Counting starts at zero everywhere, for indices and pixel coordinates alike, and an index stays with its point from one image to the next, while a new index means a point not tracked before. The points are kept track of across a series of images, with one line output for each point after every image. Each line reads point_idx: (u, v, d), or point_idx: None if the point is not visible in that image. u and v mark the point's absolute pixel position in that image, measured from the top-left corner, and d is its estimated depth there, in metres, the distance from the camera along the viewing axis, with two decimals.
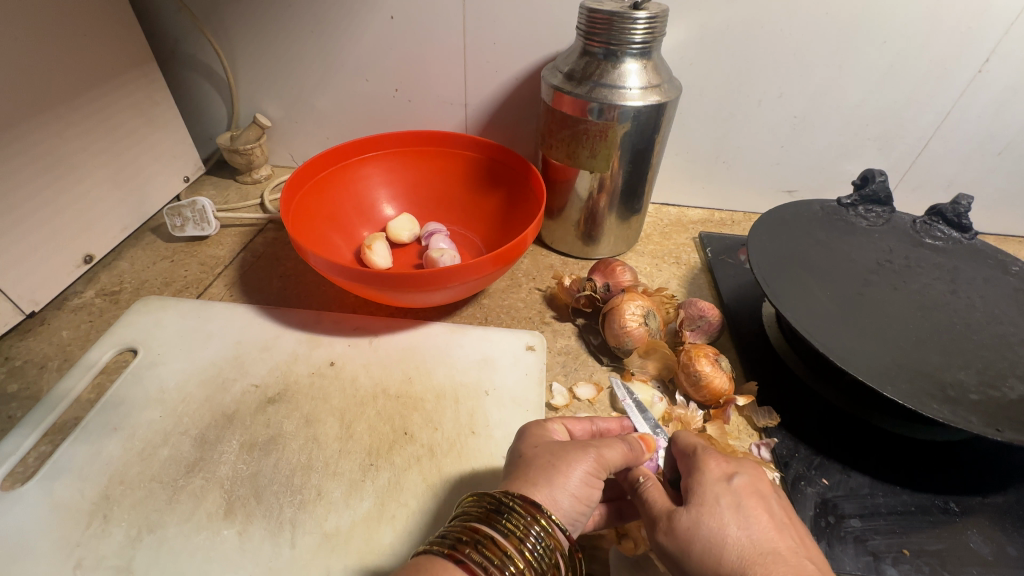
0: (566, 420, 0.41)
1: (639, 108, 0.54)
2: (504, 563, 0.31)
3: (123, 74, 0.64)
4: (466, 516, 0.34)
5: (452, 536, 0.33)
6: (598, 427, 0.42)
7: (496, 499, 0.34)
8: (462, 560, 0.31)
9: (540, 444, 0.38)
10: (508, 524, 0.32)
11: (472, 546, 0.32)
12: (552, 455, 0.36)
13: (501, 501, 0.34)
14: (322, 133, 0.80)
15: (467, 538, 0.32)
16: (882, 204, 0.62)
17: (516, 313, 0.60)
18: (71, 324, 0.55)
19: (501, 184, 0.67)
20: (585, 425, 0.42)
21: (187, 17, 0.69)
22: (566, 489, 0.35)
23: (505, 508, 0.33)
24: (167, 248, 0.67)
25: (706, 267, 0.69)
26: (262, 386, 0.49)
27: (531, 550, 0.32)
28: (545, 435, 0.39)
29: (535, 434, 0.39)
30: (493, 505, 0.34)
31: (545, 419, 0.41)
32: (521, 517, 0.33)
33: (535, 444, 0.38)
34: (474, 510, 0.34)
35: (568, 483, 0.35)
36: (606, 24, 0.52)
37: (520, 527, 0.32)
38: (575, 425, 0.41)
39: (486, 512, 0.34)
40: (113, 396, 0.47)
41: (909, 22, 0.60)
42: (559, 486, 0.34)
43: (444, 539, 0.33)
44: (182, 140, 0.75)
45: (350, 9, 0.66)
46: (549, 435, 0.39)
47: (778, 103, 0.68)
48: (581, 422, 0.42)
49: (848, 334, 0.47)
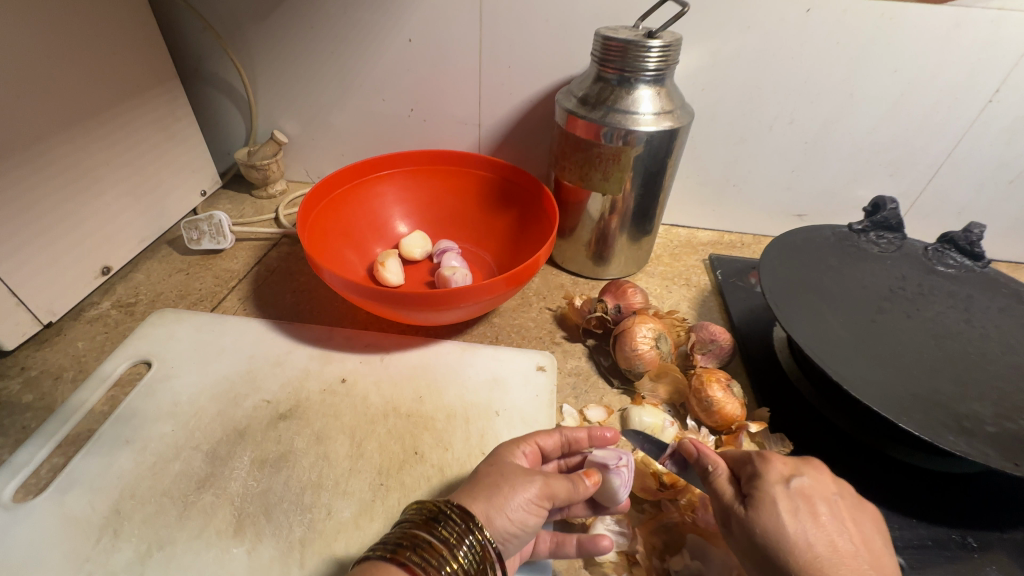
0: (536, 437, 0.42)
1: (653, 133, 0.55)
2: (441, 565, 0.31)
3: (147, 91, 0.66)
4: (405, 520, 0.35)
5: (392, 541, 0.33)
6: (567, 438, 0.43)
7: (434, 507, 0.35)
8: (403, 563, 0.31)
9: (498, 463, 0.39)
10: (444, 528, 0.33)
11: (411, 549, 0.32)
12: (497, 477, 0.37)
13: (441, 509, 0.34)
14: (337, 149, 0.81)
15: (405, 542, 0.33)
16: (893, 230, 0.62)
17: (527, 332, 0.60)
18: (87, 336, 0.56)
19: (514, 204, 0.68)
20: (554, 439, 0.42)
21: (211, 36, 0.71)
22: (501, 509, 0.35)
23: (442, 514, 0.34)
24: (183, 260, 0.67)
25: (716, 290, 0.69)
26: (273, 401, 0.49)
27: (464, 557, 0.32)
28: (508, 456, 0.40)
29: (505, 452, 0.40)
30: (431, 511, 0.35)
31: (519, 438, 0.42)
32: (457, 522, 0.33)
33: (491, 462, 0.39)
34: (413, 517, 0.35)
35: (510, 503, 0.35)
36: (620, 52, 0.53)
37: (454, 535, 0.33)
38: (545, 442, 0.42)
39: (425, 518, 0.34)
40: (127, 408, 0.48)
41: (917, 53, 0.61)
42: (497, 506, 0.35)
43: (383, 545, 0.33)
44: (201, 155, 0.76)
45: (369, 32, 0.68)
46: (515, 456, 0.40)
47: (789, 128, 0.69)
48: (552, 437, 0.42)
49: (862, 362, 0.47)
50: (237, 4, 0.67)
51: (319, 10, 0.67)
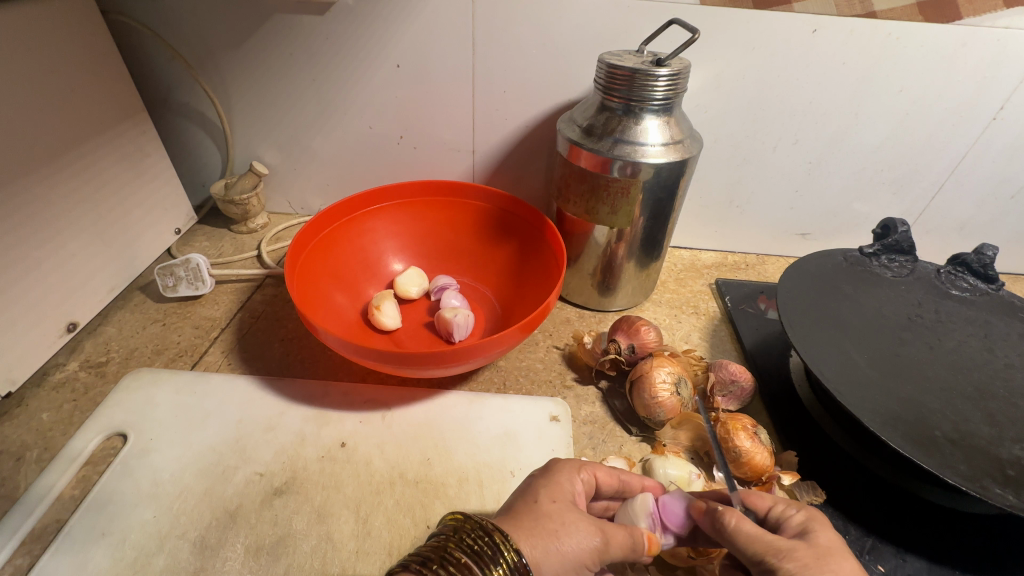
0: (598, 471, 0.39)
1: (662, 165, 0.52)
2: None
3: (112, 127, 0.60)
4: (462, 544, 0.33)
5: (444, 567, 0.31)
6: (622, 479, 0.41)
7: (494, 543, 0.32)
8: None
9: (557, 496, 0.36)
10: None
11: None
12: (555, 521, 0.34)
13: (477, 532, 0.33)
14: (322, 179, 0.77)
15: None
16: (905, 253, 0.60)
17: (535, 376, 0.57)
18: (52, 405, 0.50)
19: (514, 236, 0.64)
20: (612, 477, 0.40)
21: (181, 65, 0.65)
22: (557, 564, 0.32)
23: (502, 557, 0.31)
24: (158, 309, 0.62)
25: (726, 317, 0.67)
26: (267, 474, 0.45)
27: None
28: (568, 485, 0.37)
29: (563, 479, 0.38)
30: (491, 547, 0.32)
31: (579, 465, 0.39)
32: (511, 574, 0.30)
33: (553, 497, 0.36)
34: (472, 543, 0.33)
35: (566, 559, 0.33)
36: (626, 81, 0.50)
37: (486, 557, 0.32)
38: (603, 478, 0.40)
39: (484, 552, 0.32)
40: (101, 492, 0.43)
41: (923, 73, 0.59)
42: (556, 559, 0.32)
43: (435, 566, 0.31)
44: (174, 190, 0.71)
45: (354, 58, 0.64)
46: (573, 486, 0.38)
47: (793, 149, 0.67)
48: (611, 476, 0.40)
49: (894, 402, 0.45)
50: (209, 31, 0.62)
51: (300, 37, 0.62)
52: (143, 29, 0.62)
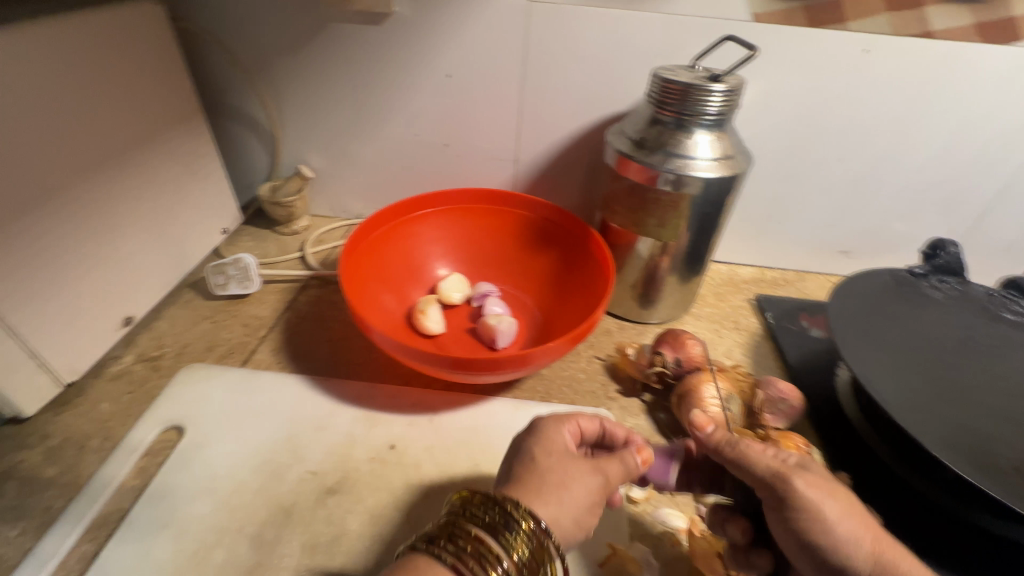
0: (579, 420, 0.43)
1: (712, 179, 0.52)
2: (492, 564, 0.32)
3: (171, 130, 0.63)
4: (468, 516, 0.35)
5: (454, 542, 0.33)
6: (606, 428, 0.44)
7: (506, 511, 0.34)
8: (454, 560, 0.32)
9: (548, 450, 0.39)
10: (512, 542, 0.33)
11: (477, 560, 0.32)
12: (558, 475, 0.37)
13: (494, 505, 0.35)
14: (365, 184, 0.78)
15: (469, 550, 0.32)
16: (955, 274, 0.61)
17: (578, 386, 0.57)
18: (111, 397, 0.52)
19: (556, 245, 0.64)
20: (595, 426, 0.43)
21: (238, 70, 0.67)
22: (571, 510, 0.36)
23: (515, 523, 0.34)
24: (207, 307, 0.64)
25: (767, 333, 0.66)
26: (319, 473, 0.46)
27: (517, 554, 0.33)
28: (557, 436, 0.41)
29: (551, 431, 0.41)
30: (500, 516, 0.34)
31: (562, 417, 0.42)
32: (528, 537, 0.33)
33: (547, 451, 0.39)
34: (480, 514, 0.34)
35: (579, 502, 0.37)
36: (680, 96, 0.50)
37: (510, 536, 0.33)
38: (586, 425, 0.43)
39: (493, 521, 0.34)
40: (161, 484, 0.44)
41: (976, 93, 0.59)
42: (569, 509, 0.36)
43: (445, 542, 0.33)
44: (224, 192, 0.73)
45: (406, 68, 0.65)
46: (563, 436, 0.41)
47: (839, 167, 0.67)
48: (592, 423, 0.43)
49: (952, 426, 0.44)
50: (267, 38, 0.65)
51: (354, 46, 0.64)
52: (204, 35, 0.64)
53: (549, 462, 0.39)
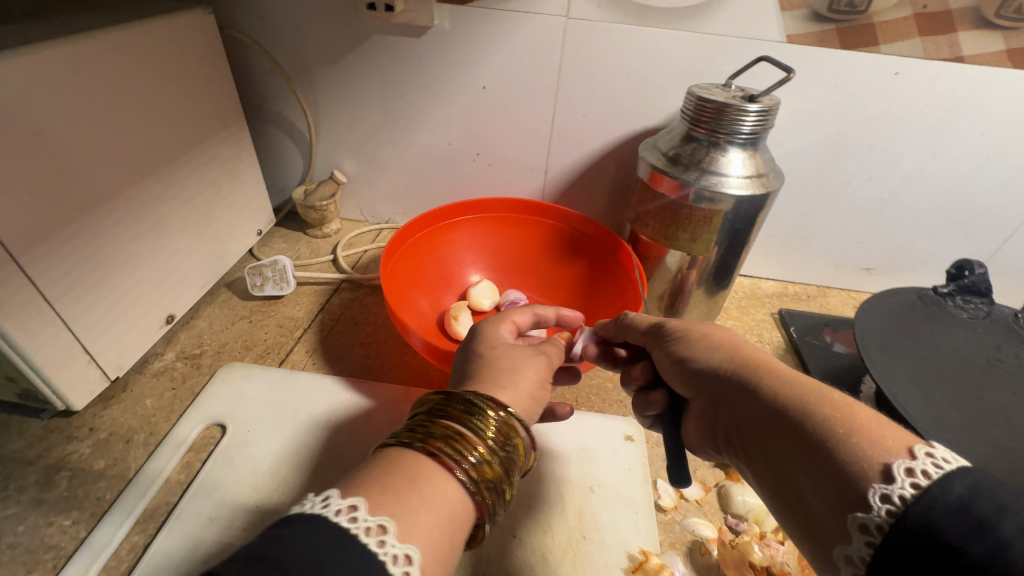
0: (514, 317, 0.46)
1: (744, 197, 0.54)
2: (475, 455, 0.32)
3: (214, 135, 0.64)
4: (435, 411, 0.35)
5: (421, 430, 0.33)
6: (540, 317, 0.48)
7: (473, 403, 0.35)
8: (435, 452, 0.32)
9: (495, 346, 0.42)
10: (478, 422, 0.34)
11: (446, 440, 0.32)
12: (507, 363, 0.40)
13: (470, 402, 0.35)
14: (395, 189, 0.80)
15: (438, 432, 0.33)
16: (981, 295, 0.60)
17: (606, 395, 0.58)
18: (154, 393, 0.54)
19: (586, 256, 0.66)
20: (530, 317, 0.47)
21: (279, 76, 0.69)
22: (524, 390, 0.40)
23: (478, 408, 0.35)
24: (244, 306, 0.66)
25: (791, 348, 0.67)
26: (358, 472, 0.47)
27: (495, 444, 0.34)
28: (496, 333, 0.44)
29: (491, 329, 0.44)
30: (466, 405, 0.35)
31: (497, 318, 0.45)
32: (493, 418, 0.35)
33: (490, 345, 0.42)
34: (453, 409, 0.35)
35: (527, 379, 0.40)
36: (715, 114, 0.52)
37: (488, 426, 0.34)
38: (522, 320, 0.46)
39: (458, 410, 0.35)
40: (206, 479, 0.45)
41: (1007, 116, 0.60)
42: (523, 387, 0.40)
43: (413, 432, 0.33)
44: (259, 194, 0.75)
45: (444, 79, 0.67)
46: (504, 334, 0.44)
47: (867, 185, 0.68)
48: (526, 315, 0.47)
49: (982, 447, 0.45)
50: (308, 47, 0.66)
51: (394, 57, 0.66)
52: (249, 43, 0.66)
53: (494, 353, 0.42)
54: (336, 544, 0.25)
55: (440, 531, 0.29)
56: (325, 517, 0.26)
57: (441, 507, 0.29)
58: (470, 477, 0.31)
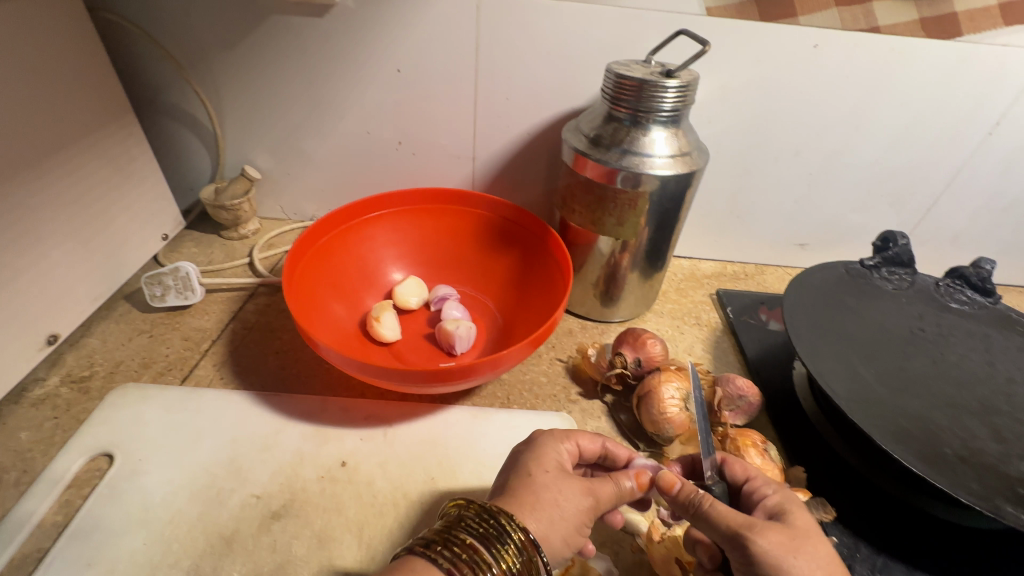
0: (579, 438, 0.41)
1: (669, 177, 0.52)
2: None
3: (99, 130, 0.57)
4: (462, 525, 0.34)
5: (450, 548, 0.32)
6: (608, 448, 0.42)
7: (504, 527, 0.33)
8: None
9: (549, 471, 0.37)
10: (505, 553, 0.32)
11: (471, 568, 0.31)
12: (552, 490, 0.36)
13: (502, 527, 0.33)
14: (317, 184, 0.75)
15: (465, 556, 0.32)
16: (904, 266, 0.61)
17: (539, 390, 0.56)
18: (32, 424, 0.48)
19: (516, 246, 0.63)
20: (595, 444, 0.41)
21: (171, 65, 0.63)
22: (561, 531, 0.35)
23: (508, 535, 0.33)
24: (145, 320, 0.60)
25: (728, 328, 0.67)
26: (264, 496, 0.43)
27: None
28: (554, 454, 0.39)
29: (549, 449, 0.39)
30: (496, 529, 0.33)
31: (561, 434, 0.41)
32: (518, 554, 0.32)
33: (544, 467, 0.37)
34: (477, 525, 0.34)
35: (569, 521, 0.35)
36: (634, 92, 0.49)
37: (512, 563, 0.32)
38: (586, 446, 0.41)
39: (489, 533, 0.33)
40: (86, 518, 0.40)
41: (925, 86, 0.60)
42: (562, 528, 0.35)
43: (440, 547, 0.32)
44: (162, 194, 0.68)
45: (354, 63, 0.62)
46: (561, 456, 0.39)
47: (795, 160, 0.67)
48: (594, 443, 0.41)
49: (904, 418, 0.45)
50: (201, 29, 0.60)
51: (299, 39, 0.60)
52: (130, 26, 0.59)
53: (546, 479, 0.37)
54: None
55: None
56: None
57: None
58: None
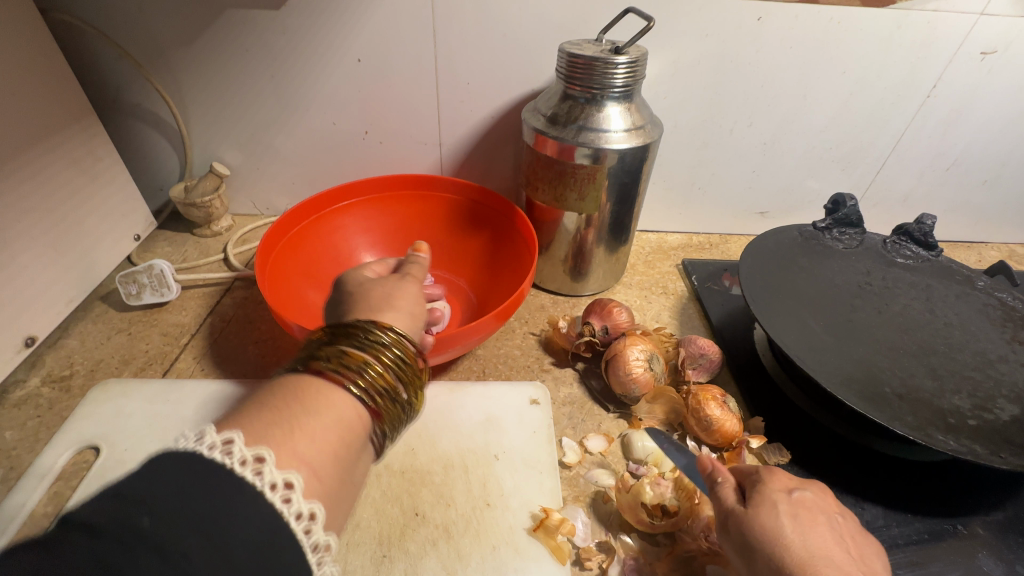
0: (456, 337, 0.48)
1: (625, 150, 0.54)
2: (381, 392, 0.30)
3: (62, 132, 0.57)
4: (357, 333, 0.31)
5: (326, 352, 0.29)
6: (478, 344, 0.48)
7: (376, 327, 0.32)
8: (340, 378, 0.28)
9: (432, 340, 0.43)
10: (389, 355, 0.31)
11: (353, 371, 0.29)
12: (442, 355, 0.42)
13: (374, 328, 0.32)
14: (287, 178, 0.75)
15: (343, 360, 0.29)
16: (854, 227, 0.64)
17: (514, 362, 0.58)
18: (15, 423, 0.48)
19: (482, 226, 0.65)
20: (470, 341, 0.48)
21: (130, 64, 0.63)
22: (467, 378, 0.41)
23: (372, 328, 0.32)
24: (122, 319, 0.60)
25: (693, 295, 0.70)
26: None
27: (390, 352, 0.31)
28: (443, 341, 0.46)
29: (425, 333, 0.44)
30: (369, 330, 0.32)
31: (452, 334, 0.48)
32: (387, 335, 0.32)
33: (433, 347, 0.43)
34: (352, 332, 0.31)
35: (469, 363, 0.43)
36: (586, 69, 0.51)
37: (402, 375, 0.32)
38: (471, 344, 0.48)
39: (367, 338, 0.31)
40: (76, 507, 0.42)
41: (865, 53, 0.63)
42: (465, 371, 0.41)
43: (316, 356, 0.29)
44: (131, 195, 0.69)
45: (314, 54, 0.63)
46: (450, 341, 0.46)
47: (749, 131, 0.70)
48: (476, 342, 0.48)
49: (851, 364, 0.48)
50: (156, 26, 0.60)
51: (256, 32, 0.61)
52: (85, 27, 0.59)
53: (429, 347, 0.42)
54: (208, 481, 0.21)
55: (331, 446, 0.26)
56: (223, 465, 0.22)
57: (326, 413, 0.27)
58: (374, 431, 0.30)
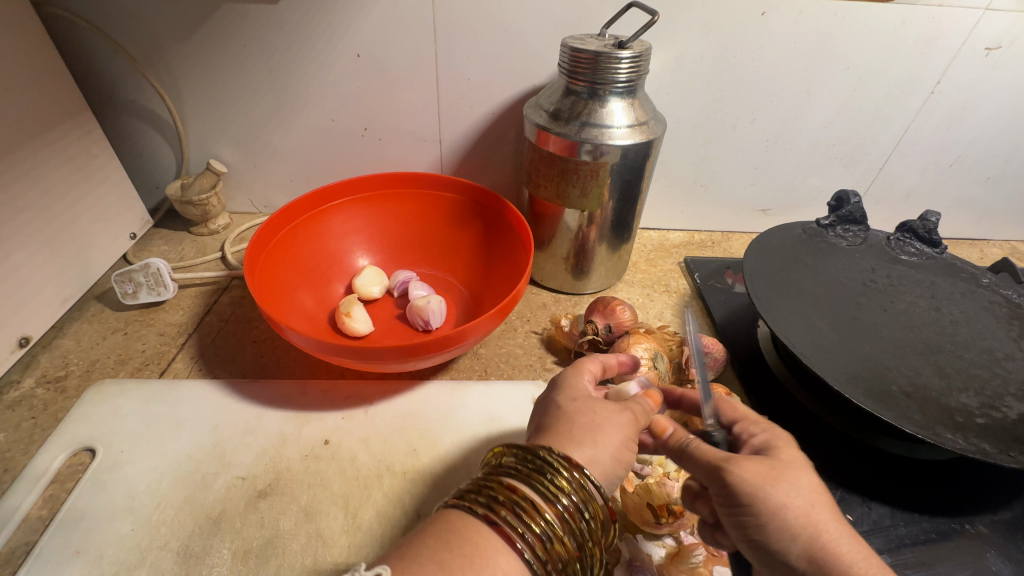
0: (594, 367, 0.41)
1: (628, 146, 0.53)
2: (541, 534, 0.29)
3: (56, 128, 0.56)
4: (530, 479, 0.31)
5: (485, 493, 0.31)
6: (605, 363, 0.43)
7: (541, 459, 0.32)
8: (498, 522, 0.29)
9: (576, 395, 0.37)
10: (567, 507, 0.31)
11: (512, 513, 0.29)
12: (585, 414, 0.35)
13: (542, 460, 0.32)
14: (285, 175, 0.74)
15: (502, 499, 0.30)
16: (858, 223, 0.63)
17: (516, 361, 0.58)
18: (9, 425, 0.48)
19: (472, 222, 0.64)
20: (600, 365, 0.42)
21: (125, 60, 0.62)
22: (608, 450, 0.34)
23: (552, 468, 0.32)
24: (118, 318, 0.60)
25: (696, 293, 0.69)
26: (249, 477, 0.44)
27: (564, 506, 0.31)
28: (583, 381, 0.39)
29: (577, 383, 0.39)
30: (539, 467, 0.32)
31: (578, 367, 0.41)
32: (567, 483, 0.31)
33: (574, 397, 0.37)
34: (521, 464, 0.32)
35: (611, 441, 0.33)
36: (590, 63, 0.50)
37: (571, 523, 0.31)
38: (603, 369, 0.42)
39: (543, 483, 0.31)
40: (71, 510, 0.41)
41: (869, 48, 0.62)
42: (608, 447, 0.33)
43: (477, 493, 0.31)
44: (127, 193, 0.68)
45: (313, 50, 0.62)
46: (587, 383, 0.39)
47: (752, 127, 0.69)
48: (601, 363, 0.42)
49: (857, 362, 0.48)
50: (152, 20, 0.59)
51: (254, 28, 0.60)
52: (79, 22, 0.58)
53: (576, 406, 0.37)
54: None
55: None
56: None
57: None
58: None
